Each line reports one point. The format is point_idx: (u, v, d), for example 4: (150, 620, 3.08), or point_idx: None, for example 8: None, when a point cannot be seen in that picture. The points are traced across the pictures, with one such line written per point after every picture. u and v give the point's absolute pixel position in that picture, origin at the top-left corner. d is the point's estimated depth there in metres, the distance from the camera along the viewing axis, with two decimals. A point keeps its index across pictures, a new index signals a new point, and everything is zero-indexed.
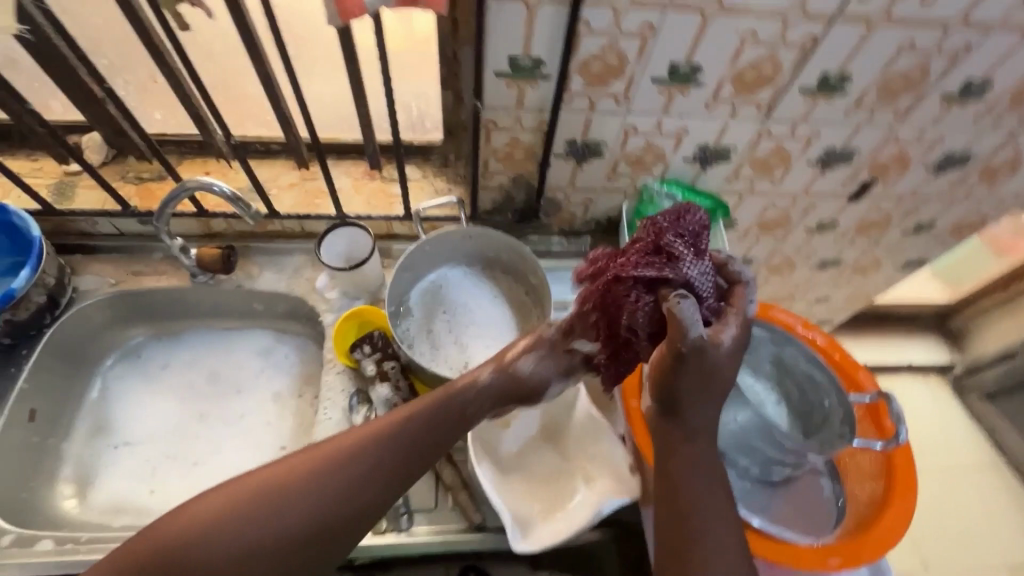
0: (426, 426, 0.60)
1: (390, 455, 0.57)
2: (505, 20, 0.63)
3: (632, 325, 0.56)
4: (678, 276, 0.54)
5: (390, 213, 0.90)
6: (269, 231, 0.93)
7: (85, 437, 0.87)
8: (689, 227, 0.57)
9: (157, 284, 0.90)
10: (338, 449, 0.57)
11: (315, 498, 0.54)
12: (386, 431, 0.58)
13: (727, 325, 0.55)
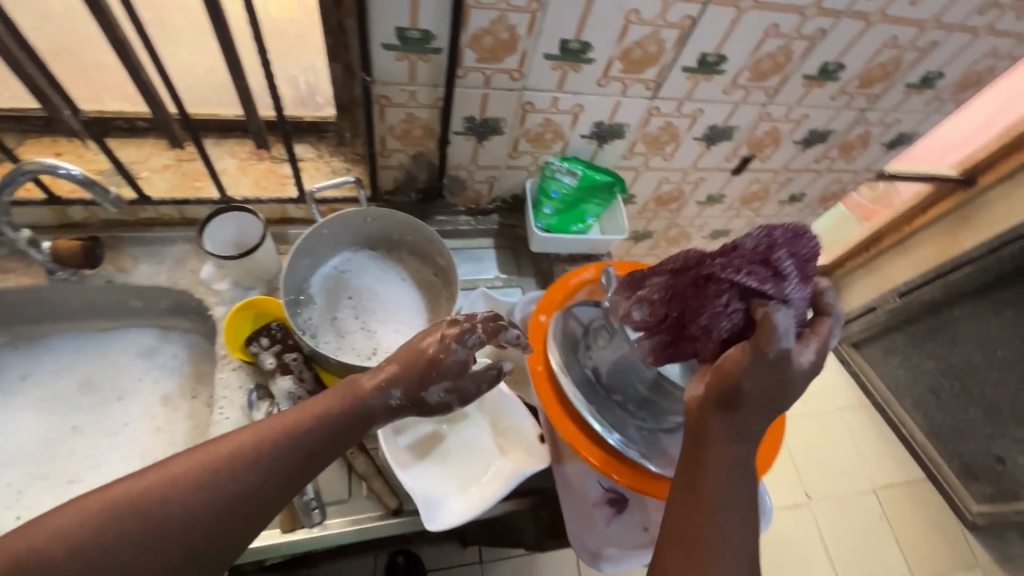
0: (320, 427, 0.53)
1: (278, 460, 0.51)
2: None
3: (710, 326, 0.54)
4: (780, 290, 0.52)
5: (283, 195, 0.84)
6: (144, 218, 0.84)
7: None
8: (803, 249, 0.54)
9: (5, 283, 0.78)
10: (218, 460, 0.49)
11: (219, 488, 0.48)
12: (273, 438, 0.51)
13: (806, 347, 0.51)
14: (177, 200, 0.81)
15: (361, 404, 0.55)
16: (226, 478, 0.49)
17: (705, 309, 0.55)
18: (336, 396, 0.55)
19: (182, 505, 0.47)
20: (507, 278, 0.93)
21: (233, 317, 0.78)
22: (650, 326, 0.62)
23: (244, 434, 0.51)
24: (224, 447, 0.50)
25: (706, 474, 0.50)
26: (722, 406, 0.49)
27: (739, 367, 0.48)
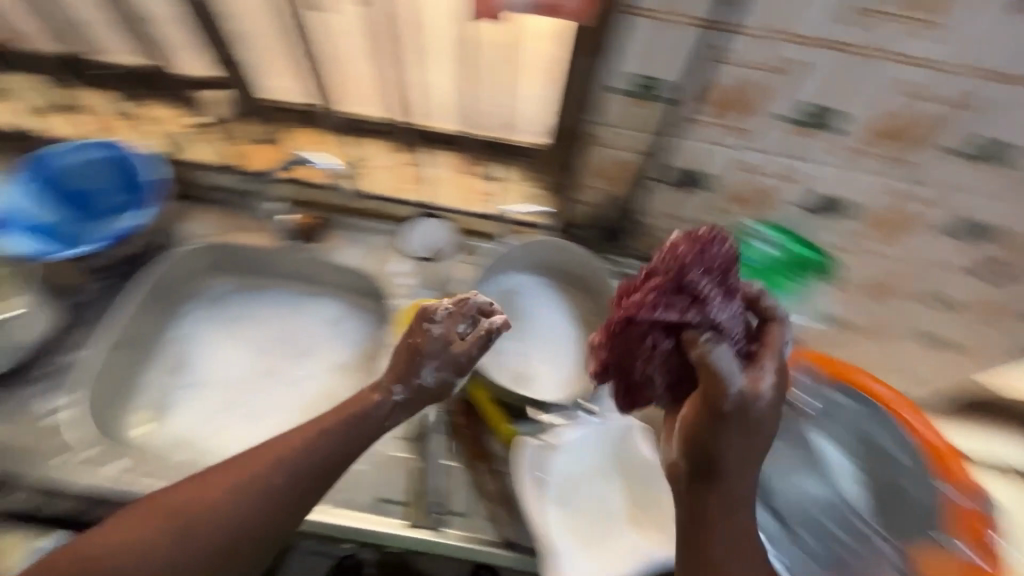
0: (343, 441, 0.59)
1: (309, 461, 0.57)
2: (637, 38, 0.61)
3: (654, 374, 0.51)
4: (701, 315, 0.48)
5: (472, 211, 0.90)
6: (363, 208, 0.95)
7: (161, 368, 0.92)
8: (716, 259, 0.51)
9: (253, 240, 0.94)
10: (255, 464, 0.56)
11: (223, 506, 0.53)
12: (307, 438, 0.58)
13: (762, 369, 0.47)
14: (387, 197, 0.93)
15: (375, 411, 0.62)
16: (263, 483, 0.55)
17: (637, 356, 0.52)
18: (350, 405, 0.62)
19: (226, 505, 0.53)
20: None
21: (406, 312, 0.84)
22: (600, 375, 0.57)
23: (277, 446, 0.57)
24: (262, 452, 0.57)
25: (698, 545, 0.48)
26: (706, 476, 0.48)
27: (705, 433, 0.46)
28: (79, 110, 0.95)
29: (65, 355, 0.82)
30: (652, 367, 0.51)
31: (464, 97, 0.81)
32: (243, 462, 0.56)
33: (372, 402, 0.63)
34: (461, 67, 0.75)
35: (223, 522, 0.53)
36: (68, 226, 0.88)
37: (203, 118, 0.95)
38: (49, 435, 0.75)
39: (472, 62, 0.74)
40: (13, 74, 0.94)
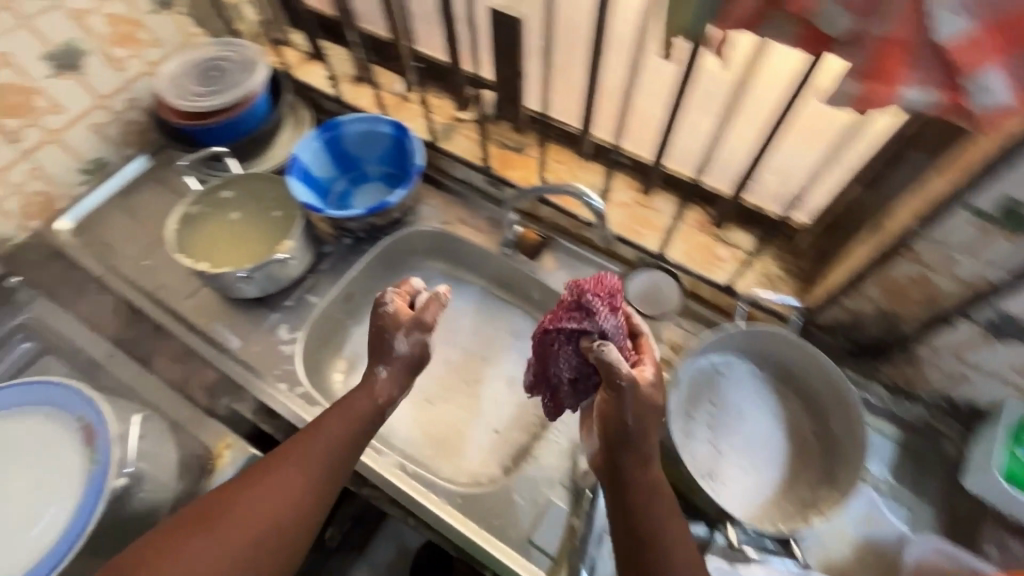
0: (348, 442, 0.63)
1: (324, 469, 0.60)
2: None
3: (565, 372, 0.69)
4: (593, 326, 0.67)
5: (707, 276, 0.83)
6: (585, 237, 0.93)
7: (365, 328, 0.99)
8: (609, 288, 0.69)
9: (474, 238, 0.97)
10: (263, 488, 0.58)
11: (270, 492, 0.57)
12: (312, 446, 0.61)
13: (643, 365, 0.67)
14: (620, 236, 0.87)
15: (362, 400, 0.65)
16: (280, 495, 0.57)
17: (554, 357, 0.69)
18: (345, 408, 0.65)
19: (255, 518, 0.56)
20: (899, 489, 0.74)
21: None
22: (533, 382, 0.76)
23: (286, 464, 0.59)
24: (268, 471, 0.59)
25: (642, 530, 0.58)
26: (617, 447, 0.61)
27: (615, 406, 0.61)
28: (368, 84, 1.06)
29: (307, 294, 0.91)
30: (563, 364, 0.69)
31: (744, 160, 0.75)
32: (244, 483, 0.58)
33: (362, 392, 0.66)
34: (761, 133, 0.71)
35: (249, 536, 0.55)
36: (334, 183, 1.01)
37: (467, 115, 1.00)
38: (276, 364, 0.85)
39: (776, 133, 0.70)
40: (332, 45, 1.08)
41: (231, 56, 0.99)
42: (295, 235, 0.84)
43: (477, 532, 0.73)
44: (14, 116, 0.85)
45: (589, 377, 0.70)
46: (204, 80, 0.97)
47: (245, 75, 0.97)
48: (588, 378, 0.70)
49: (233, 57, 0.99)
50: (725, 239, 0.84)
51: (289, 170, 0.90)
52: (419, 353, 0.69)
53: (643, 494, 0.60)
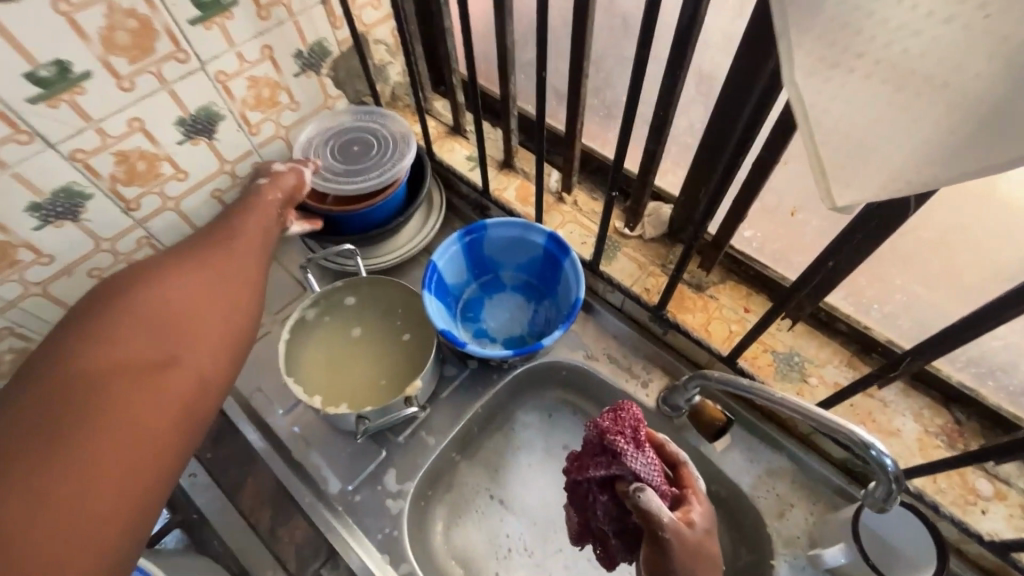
0: (263, 239, 0.67)
1: (256, 258, 0.64)
2: None
3: (606, 524, 0.58)
4: (623, 475, 0.54)
5: (967, 522, 0.61)
6: (777, 416, 0.73)
7: (477, 466, 0.84)
8: (627, 422, 0.56)
9: (625, 383, 0.79)
10: (202, 264, 0.60)
11: (216, 266, 0.61)
12: (234, 247, 0.63)
13: (689, 508, 0.54)
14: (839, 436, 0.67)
15: (265, 208, 0.69)
16: (232, 255, 0.62)
17: (591, 509, 0.59)
18: (247, 216, 0.67)
19: (221, 286, 0.60)
20: None
21: None
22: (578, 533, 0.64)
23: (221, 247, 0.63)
24: (208, 247, 0.62)
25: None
26: None
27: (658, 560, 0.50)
28: (517, 173, 0.91)
29: (421, 431, 0.76)
30: (603, 518, 0.58)
31: None
32: (178, 261, 0.60)
33: (257, 203, 0.69)
34: None
35: (208, 311, 0.57)
36: (464, 289, 0.86)
37: (633, 231, 0.83)
38: (379, 523, 0.70)
39: None
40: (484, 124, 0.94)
41: (376, 132, 0.86)
42: (425, 374, 0.68)
43: None
44: (133, 184, 0.75)
45: (631, 527, 0.58)
46: (337, 156, 0.84)
47: (382, 162, 0.82)
48: (635, 529, 0.58)
49: (377, 133, 0.86)
50: (986, 467, 0.63)
51: (424, 281, 0.75)
52: (294, 185, 0.73)
53: None
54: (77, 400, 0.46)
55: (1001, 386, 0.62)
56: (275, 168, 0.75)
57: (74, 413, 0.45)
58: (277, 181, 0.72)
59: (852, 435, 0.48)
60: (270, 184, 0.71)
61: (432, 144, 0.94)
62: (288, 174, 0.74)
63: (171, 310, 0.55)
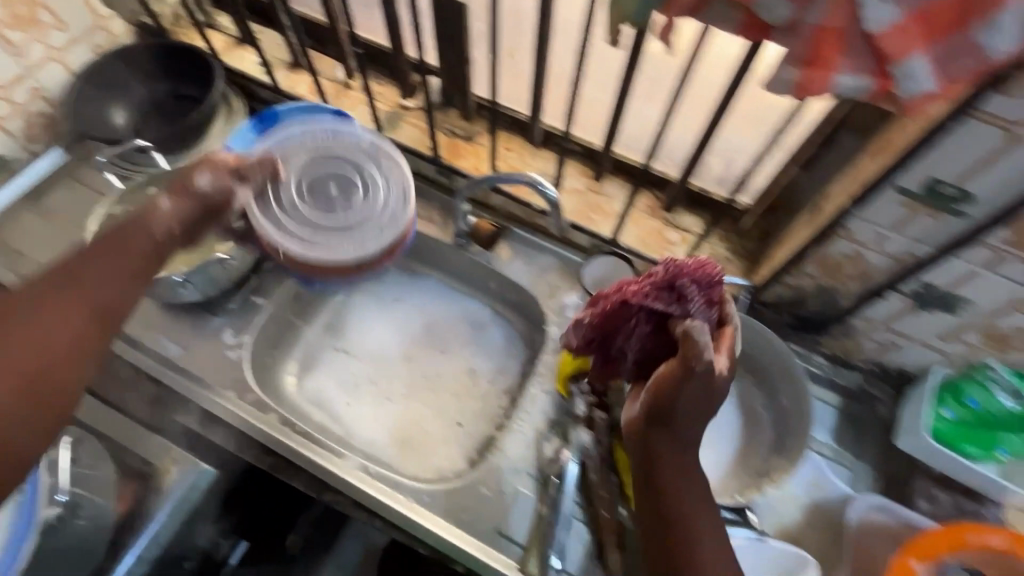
0: (133, 274, 0.53)
1: (109, 293, 0.50)
2: (945, 147, 0.50)
3: (627, 344, 0.65)
4: (680, 309, 0.61)
5: (661, 259, 0.85)
6: (541, 224, 0.92)
7: (319, 328, 0.96)
8: (706, 277, 0.61)
9: (426, 229, 0.95)
10: (45, 300, 0.48)
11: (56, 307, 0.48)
12: (91, 279, 0.50)
13: (720, 352, 0.57)
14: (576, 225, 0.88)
15: (148, 231, 0.55)
16: (87, 290, 0.49)
17: (622, 331, 0.65)
18: (120, 243, 0.53)
19: (60, 325, 0.47)
20: (841, 452, 0.79)
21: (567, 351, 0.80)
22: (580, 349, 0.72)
23: (73, 278, 0.49)
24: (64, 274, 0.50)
25: (666, 513, 0.51)
26: (660, 423, 0.53)
27: (672, 382, 0.52)
28: (305, 71, 1.01)
29: (251, 296, 0.87)
30: (629, 343, 0.64)
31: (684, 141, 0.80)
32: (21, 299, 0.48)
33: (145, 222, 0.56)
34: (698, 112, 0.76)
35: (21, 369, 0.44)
36: None
37: (412, 102, 0.97)
38: (223, 370, 0.81)
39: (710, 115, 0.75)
40: (268, 30, 1.02)
41: (368, 170, 0.75)
42: (234, 234, 0.79)
43: (442, 525, 0.73)
44: None
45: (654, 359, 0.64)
46: (315, 195, 0.73)
47: (383, 215, 0.74)
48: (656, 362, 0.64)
49: (321, 131, 0.75)
50: (676, 223, 0.87)
51: None
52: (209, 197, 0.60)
53: (679, 499, 0.51)
54: None
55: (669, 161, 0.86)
56: (198, 184, 0.59)
57: None
58: (177, 200, 0.58)
59: (521, 178, 0.70)
60: (164, 195, 0.57)
61: (220, 55, 1.01)
62: (198, 183, 0.59)
63: None
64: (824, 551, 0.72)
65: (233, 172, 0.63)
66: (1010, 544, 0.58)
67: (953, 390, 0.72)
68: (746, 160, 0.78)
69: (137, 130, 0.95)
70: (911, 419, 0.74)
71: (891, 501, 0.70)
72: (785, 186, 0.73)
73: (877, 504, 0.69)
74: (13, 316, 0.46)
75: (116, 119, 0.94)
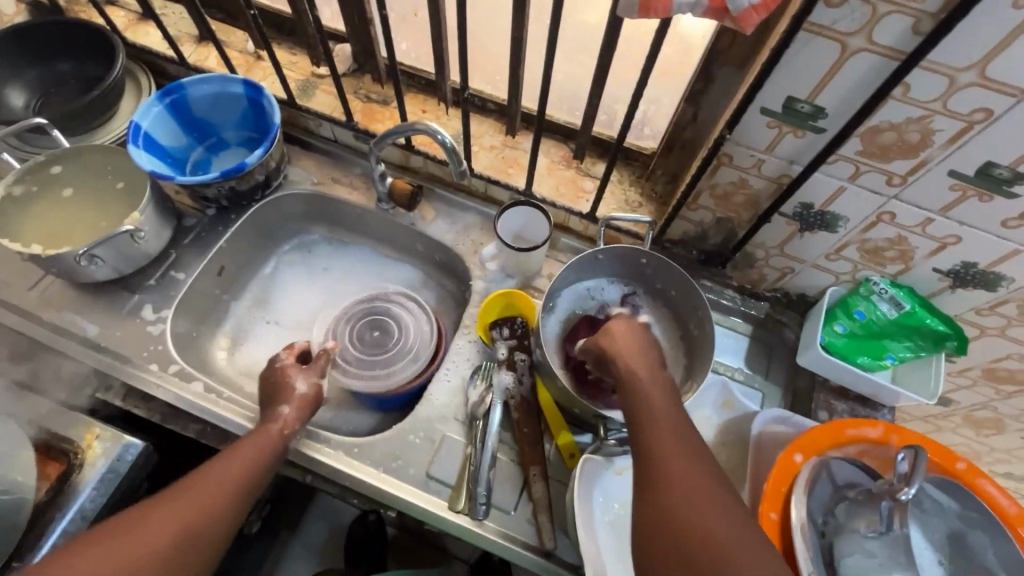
0: (259, 473, 0.65)
1: (240, 482, 0.62)
2: (790, 65, 0.53)
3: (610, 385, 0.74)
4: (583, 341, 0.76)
5: (574, 207, 0.88)
6: (460, 183, 0.94)
7: (249, 301, 0.96)
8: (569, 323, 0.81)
9: (347, 196, 0.95)
10: (205, 475, 0.61)
11: (232, 460, 0.64)
12: (224, 463, 0.63)
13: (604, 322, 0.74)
14: (492, 179, 0.89)
15: (270, 435, 0.69)
16: (238, 453, 0.65)
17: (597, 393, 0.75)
18: (256, 440, 0.67)
19: (234, 473, 0.62)
20: (751, 376, 0.84)
21: (486, 299, 0.83)
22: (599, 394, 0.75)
23: (225, 457, 0.64)
24: (230, 456, 0.64)
25: (637, 427, 0.54)
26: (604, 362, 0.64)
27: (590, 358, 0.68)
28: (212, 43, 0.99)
29: (171, 271, 0.87)
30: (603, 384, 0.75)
31: None
32: (204, 472, 0.61)
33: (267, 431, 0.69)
34: None
35: (219, 505, 0.59)
36: (189, 153, 0.95)
37: (324, 70, 0.97)
38: (143, 344, 0.81)
39: None
40: (171, 4, 1.00)
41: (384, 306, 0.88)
42: (142, 207, 0.78)
43: (370, 474, 0.74)
44: None
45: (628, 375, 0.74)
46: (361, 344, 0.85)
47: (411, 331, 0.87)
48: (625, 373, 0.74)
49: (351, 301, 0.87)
50: (587, 171, 0.90)
51: (130, 140, 0.84)
52: (310, 396, 0.75)
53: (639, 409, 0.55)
54: (113, 534, 0.52)
55: (577, 113, 0.89)
56: (297, 386, 0.75)
57: (105, 540, 0.52)
58: (294, 407, 0.73)
59: (425, 126, 0.71)
60: (284, 410, 0.72)
61: (121, 31, 0.98)
62: (296, 388, 0.75)
63: (200, 495, 0.58)
64: (735, 466, 0.77)
65: (313, 370, 0.78)
66: (884, 433, 0.64)
67: (842, 305, 0.78)
68: None
69: (38, 112, 0.93)
70: (808, 337, 0.80)
71: (790, 413, 0.75)
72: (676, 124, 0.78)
73: (774, 413, 0.74)
74: (201, 477, 0.60)
75: (15, 101, 0.92)
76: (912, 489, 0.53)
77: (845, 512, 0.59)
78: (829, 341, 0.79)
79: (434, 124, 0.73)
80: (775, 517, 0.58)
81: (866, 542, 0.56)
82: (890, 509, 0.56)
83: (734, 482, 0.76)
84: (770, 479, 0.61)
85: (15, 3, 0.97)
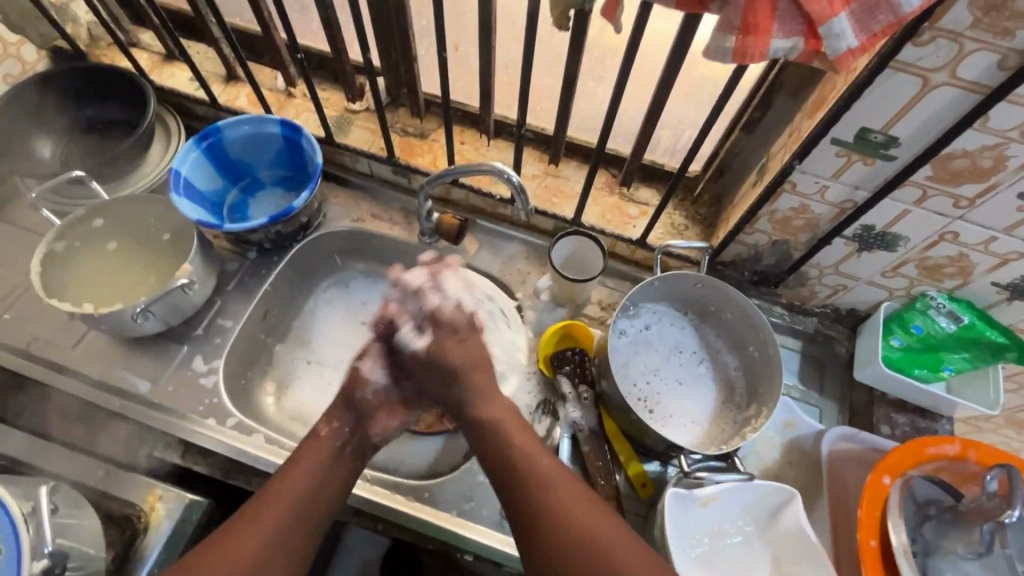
0: (325, 486, 0.61)
1: (312, 487, 0.59)
2: (865, 97, 0.54)
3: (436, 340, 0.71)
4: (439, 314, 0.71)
5: (624, 234, 0.87)
6: (504, 213, 0.94)
7: (293, 342, 0.93)
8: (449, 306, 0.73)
9: (389, 231, 0.94)
10: (274, 493, 0.58)
11: (302, 474, 0.60)
12: (288, 481, 0.59)
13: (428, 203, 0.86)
14: (538, 208, 0.89)
15: (323, 444, 0.64)
16: (302, 466, 0.61)
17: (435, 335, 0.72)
18: (308, 454, 0.62)
19: (307, 481, 0.60)
20: (807, 392, 0.84)
21: (546, 330, 0.83)
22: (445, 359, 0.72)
23: (288, 472, 0.60)
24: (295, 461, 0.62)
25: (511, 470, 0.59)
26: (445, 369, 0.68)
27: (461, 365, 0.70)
28: (243, 82, 0.97)
29: (217, 318, 0.85)
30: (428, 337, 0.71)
31: (629, 113, 0.84)
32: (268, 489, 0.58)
33: (317, 439, 0.64)
34: (638, 85, 0.80)
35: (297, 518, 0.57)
36: (225, 196, 0.93)
37: (358, 104, 0.96)
38: (198, 398, 0.79)
39: (648, 89, 0.80)
40: (196, 44, 0.99)
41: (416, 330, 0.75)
42: (191, 258, 0.77)
43: (447, 518, 0.74)
44: None
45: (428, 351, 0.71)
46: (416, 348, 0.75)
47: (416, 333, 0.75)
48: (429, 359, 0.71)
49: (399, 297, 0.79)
50: (633, 196, 0.90)
51: (171, 187, 0.82)
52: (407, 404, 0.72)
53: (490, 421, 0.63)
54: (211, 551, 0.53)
55: (621, 139, 0.87)
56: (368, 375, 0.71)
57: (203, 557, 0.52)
58: (335, 420, 0.66)
59: (490, 167, 0.72)
60: (322, 420, 0.66)
61: (148, 74, 0.96)
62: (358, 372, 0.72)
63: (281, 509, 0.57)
64: (808, 483, 0.77)
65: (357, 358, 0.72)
66: (962, 449, 0.65)
67: (896, 319, 0.79)
68: (687, 128, 0.83)
69: (67, 163, 0.91)
70: (866, 351, 0.80)
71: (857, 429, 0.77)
72: (725, 151, 0.79)
73: (842, 432, 0.75)
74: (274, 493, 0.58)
75: (42, 153, 0.90)
76: (1015, 512, 0.54)
77: (934, 532, 0.60)
78: (886, 355, 0.79)
79: (495, 163, 0.73)
80: (878, 541, 0.59)
81: (962, 562, 0.58)
82: (991, 531, 0.56)
83: (807, 502, 0.76)
84: (863, 503, 0.61)
85: (36, 50, 0.95)
